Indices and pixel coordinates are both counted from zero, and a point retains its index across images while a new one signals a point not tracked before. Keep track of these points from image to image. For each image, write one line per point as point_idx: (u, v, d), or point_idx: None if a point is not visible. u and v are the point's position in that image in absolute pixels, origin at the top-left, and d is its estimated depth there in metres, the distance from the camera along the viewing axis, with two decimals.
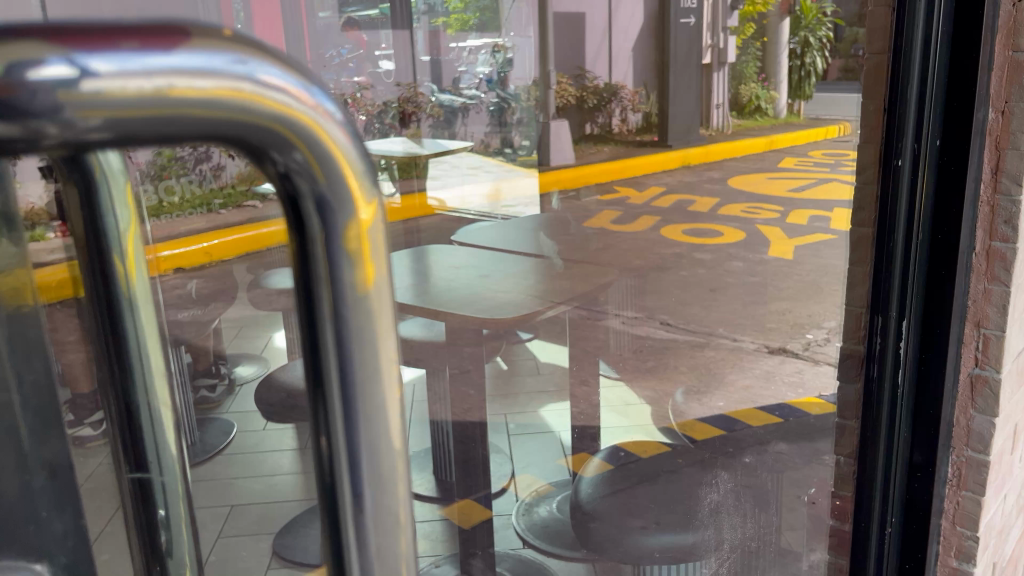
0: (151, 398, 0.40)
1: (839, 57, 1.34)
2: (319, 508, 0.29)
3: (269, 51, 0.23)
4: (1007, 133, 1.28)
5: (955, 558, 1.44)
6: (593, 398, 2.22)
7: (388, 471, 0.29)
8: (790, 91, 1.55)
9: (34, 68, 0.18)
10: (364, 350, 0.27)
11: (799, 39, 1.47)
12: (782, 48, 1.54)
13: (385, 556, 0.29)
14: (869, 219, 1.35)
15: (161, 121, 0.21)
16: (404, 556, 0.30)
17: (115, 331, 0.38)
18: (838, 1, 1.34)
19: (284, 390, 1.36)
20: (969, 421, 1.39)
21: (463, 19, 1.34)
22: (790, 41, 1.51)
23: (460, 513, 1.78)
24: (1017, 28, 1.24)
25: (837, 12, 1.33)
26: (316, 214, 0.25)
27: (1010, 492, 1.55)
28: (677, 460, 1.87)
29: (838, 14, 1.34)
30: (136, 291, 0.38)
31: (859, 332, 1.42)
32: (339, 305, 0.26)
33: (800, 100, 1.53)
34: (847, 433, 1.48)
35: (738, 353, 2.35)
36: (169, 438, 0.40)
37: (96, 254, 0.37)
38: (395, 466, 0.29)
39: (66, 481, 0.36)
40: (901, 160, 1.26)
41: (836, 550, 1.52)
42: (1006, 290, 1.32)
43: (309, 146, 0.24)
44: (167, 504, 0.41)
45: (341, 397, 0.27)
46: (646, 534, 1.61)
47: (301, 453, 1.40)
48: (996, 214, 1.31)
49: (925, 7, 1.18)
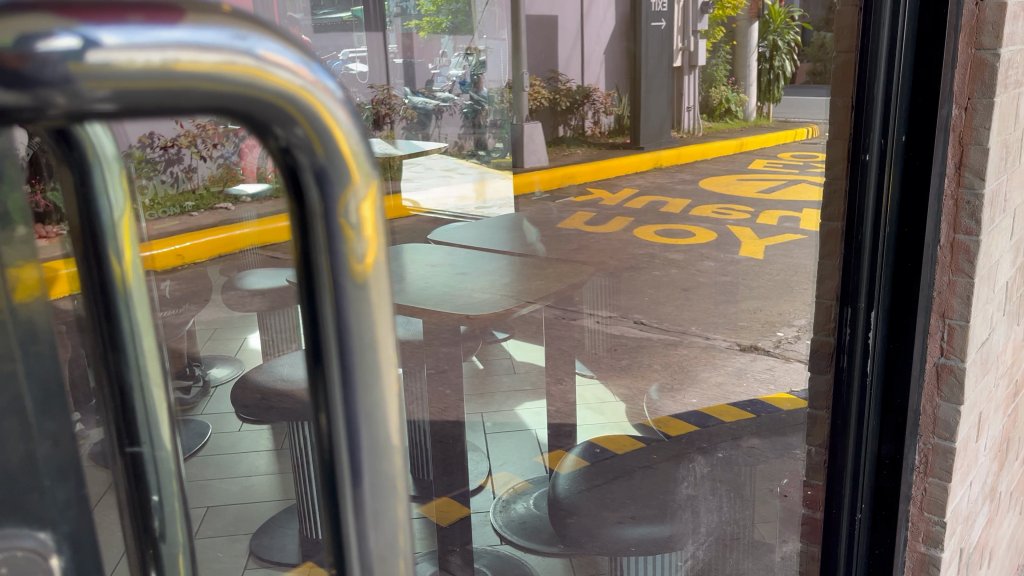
0: (144, 377, 0.37)
1: (807, 61, 1.33)
2: (319, 483, 0.29)
3: (267, 27, 0.24)
4: (970, 129, 1.32)
5: (923, 542, 1.51)
6: (569, 396, 2.22)
7: (385, 441, 0.29)
8: (759, 94, 1.58)
9: (44, 40, 0.19)
10: (361, 321, 0.27)
11: (768, 42, 1.49)
12: (751, 53, 1.56)
13: (382, 523, 0.30)
14: (838, 214, 1.39)
15: (166, 93, 0.22)
16: (401, 525, 0.30)
17: (107, 313, 0.35)
18: (805, 5, 1.36)
19: (258, 391, 1.33)
20: (935, 409, 1.44)
21: (436, 21, 1.23)
22: (760, 45, 1.53)
23: (438, 511, 1.83)
24: (980, 27, 1.29)
25: (804, 18, 1.36)
26: (315, 186, 0.26)
27: (976, 480, 1.60)
28: (653, 456, 1.87)
29: (805, 18, 1.36)
30: (133, 293, 0.36)
31: (830, 324, 1.46)
32: (337, 276, 0.27)
33: (769, 104, 1.57)
34: (818, 423, 1.53)
35: (710, 351, 2.32)
36: (161, 416, 0.37)
37: (91, 244, 0.34)
38: (392, 437, 0.29)
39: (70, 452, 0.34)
40: (868, 155, 1.30)
41: (810, 538, 1.61)
42: (971, 282, 1.37)
43: (310, 121, 0.25)
44: (160, 488, 0.38)
45: (339, 368, 0.28)
46: (622, 526, 1.62)
47: (278, 451, 1.40)
48: (960, 208, 1.36)
49: (890, 8, 1.23)
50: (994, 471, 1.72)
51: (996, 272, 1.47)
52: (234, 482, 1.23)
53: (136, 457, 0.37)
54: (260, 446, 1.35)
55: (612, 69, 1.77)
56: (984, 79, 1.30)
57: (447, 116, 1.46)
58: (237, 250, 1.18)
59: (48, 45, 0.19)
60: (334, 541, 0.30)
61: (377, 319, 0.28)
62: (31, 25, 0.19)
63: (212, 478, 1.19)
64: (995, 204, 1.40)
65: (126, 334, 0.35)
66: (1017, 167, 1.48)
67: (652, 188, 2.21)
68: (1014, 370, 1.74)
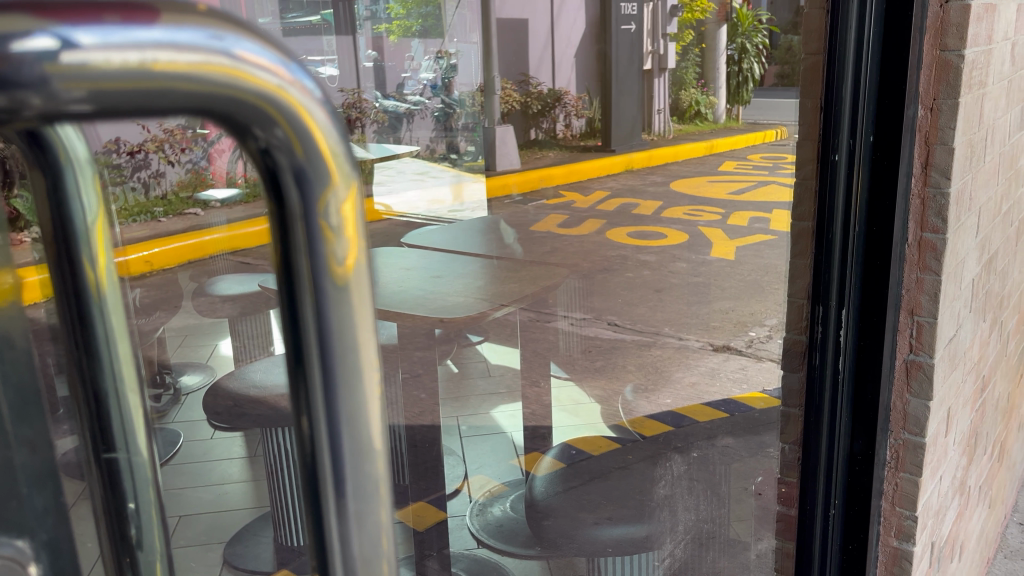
0: (119, 382, 0.36)
1: (776, 64, 1.37)
2: (301, 488, 0.29)
3: (244, 26, 0.24)
4: (936, 130, 1.34)
5: (895, 537, 1.53)
6: (544, 398, 2.27)
7: (367, 440, 0.29)
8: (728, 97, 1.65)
9: (19, 40, 0.19)
10: (343, 321, 0.27)
11: (737, 45, 1.56)
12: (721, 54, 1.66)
13: (365, 524, 0.30)
14: (809, 214, 1.41)
15: (144, 93, 0.22)
16: (383, 523, 0.30)
17: (81, 321, 0.35)
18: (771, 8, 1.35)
19: (232, 398, 1.30)
20: (905, 405, 1.46)
21: (408, 26, 1.24)
22: (729, 48, 1.55)
23: (414, 516, 1.80)
24: (944, 29, 1.31)
25: (771, 20, 1.35)
26: (294, 186, 0.26)
27: (946, 475, 1.63)
28: (626, 457, 1.87)
29: (772, 22, 1.35)
30: (108, 300, 0.35)
31: (802, 322, 1.47)
32: (318, 278, 0.27)
33: (738, 106, 1.63)
34: (792, 421, 1.54)
35: (684, 352, 2.30)
36: (137, 422, 0.37)
37: (63, 249, 0.34)
38: (374, 437, 0.29)
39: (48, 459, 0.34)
40: (838, 155, 1.33)
41: (784, 536, 1.64)
42: (937, 279, 1.39)
43: (290, 121, 0.25)
44: (136, 495, 0.37)
45: (321, 370, 0.28)
46: (599, 527, 1.65)
47: (251, 458, 1.38)
48: (927, 207, 1.38)
49: (857, 10, 1.25)
50: (963, 465, 1.75)
51: (962, 269, 1.50)
52: (207, 490, 1.20)
53: (111, 463, 0.36)
54: (233, 453, 1.32)
55: (582, 72, 1.70)
56: (949, 80, 1.32)
57: (420, 120, 1.44)
58: (206, 256, 1.15)
59: (22, 44, 0.19)
60: (318, 545, 0.29)
61: (358, 319, 0.28)
62: (11, 26, 0.19)
63: (184, 486, 1.16)
64: (960, 204, 1.42)
65: (100, 337, 0.35)
66: (981, 166, 1.51)
67: (625, 189, 2.02)
68: (981, 366, 1.77)
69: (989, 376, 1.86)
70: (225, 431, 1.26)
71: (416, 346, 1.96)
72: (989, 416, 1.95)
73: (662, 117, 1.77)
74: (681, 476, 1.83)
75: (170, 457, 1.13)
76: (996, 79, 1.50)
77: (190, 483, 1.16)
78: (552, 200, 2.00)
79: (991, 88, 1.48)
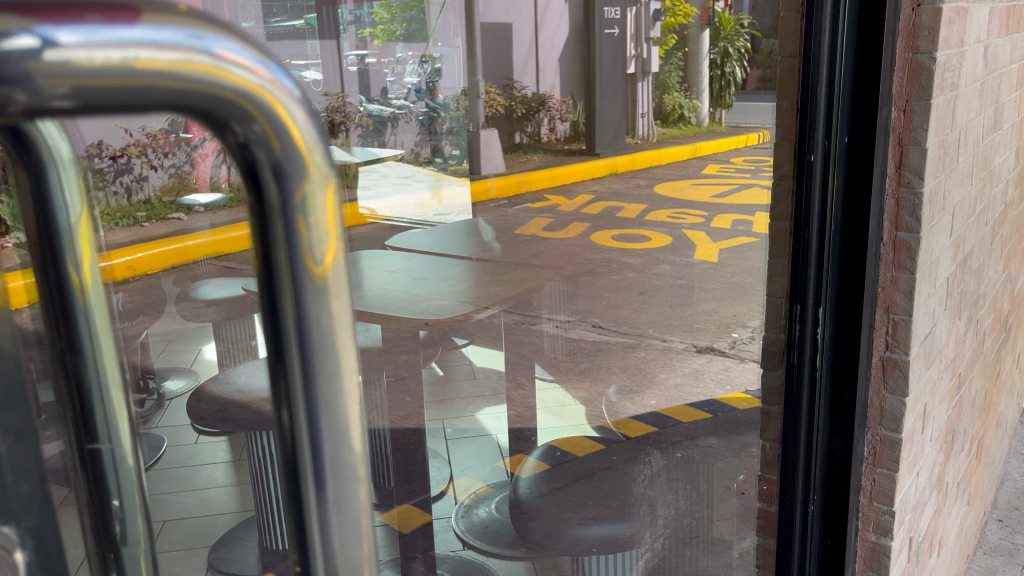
0: (103, 377, 0.37)
1: (758, 67, 1.34)
2: (281, 479, 0.30)
3: (222, 24, 0.24)
4: (909, 130, 1.37)
5: (873, 532, 1.56)
6: (530, 401, 2.16)
7: (345, 426, 0.30)
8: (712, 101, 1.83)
9: (3, 39, 0.20)
10: (320, 312, 0.28)
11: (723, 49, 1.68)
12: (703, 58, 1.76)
13: (344, 509, 0.30)
14: (786, 214, 1.44)
15: (126, 90, 0.23)
16: (363, 508, 0.31)
17: (65, 317, 0.35)
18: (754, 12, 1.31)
19: (217, 403, 1.29)
20: (882, 402, 1.49)
21: (390, 30, 1.25)
22: None
23: (400, 518, 1.73)
24: (916, 32, 1.34)
25: (752, 24, 1.33)
26: (273, 180, 0.27)
27: (923, 470, 1.65)
28: (611, 457, 1.89)
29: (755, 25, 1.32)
30: (91, 300, 0.36)
31: (780, 321, 1.50)
32: (297, 272, 0.28)
33: (721, 109, 1.83)
34: (772, 419, 1.57)
35: (667, 353, 2.18)
36: (121, 418, 0.38)
37: (47, 247, 0.34)
38: (352, 423, 0.30)
39: (31, 445, 0.38)
40: (813, 155, 1.35)
41: (765, 532, 1.66)
42: (912, 277, 1.42)
43: (268, 118, 0.26)
44: (121, 491, 0.38)
45: (300, 360, 0.28)
46: (582, 527, 1.84)
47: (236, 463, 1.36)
48: (901, 207, 1.40)
49: (830, 19, 1.29)
50: (940, 461, 1.77)
51: (936, 268, 1.53)
52: (190, 495, 1.20)
53: (96, 457, 0.37)
54: (217, 458, 1.30)
55: (565, 77, 1.66)
56: (922, 81, 1.34)
57: (403, 123, 1.45)
58: (191, 260, 1.15)
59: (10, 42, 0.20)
60: (297, 533, 0.30)
61: (335, 309, 0.28)
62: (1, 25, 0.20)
63: (170, 490, 1.16)
64: (934, 203, 1.45)
65: (83, 330, 0.36)
66: (955, 166, 1.54)
67: (609, 194, 1.92)
68: (957, 363, 1.80)
69: (965, 373, 1.89)
70: (210, 436, 1.26)
71: (401, 349, 1.91)
72: (966, 413, 1.97)
73: (645, 120, 1.78)
74: (660, 472, 1.91)
75: (152, 463, 1.13)
76: (968, 81, 1.52)
77: (176, 487, 1.17)
78: (536, 204, 1.89)
79: (963, 90, 1.50)
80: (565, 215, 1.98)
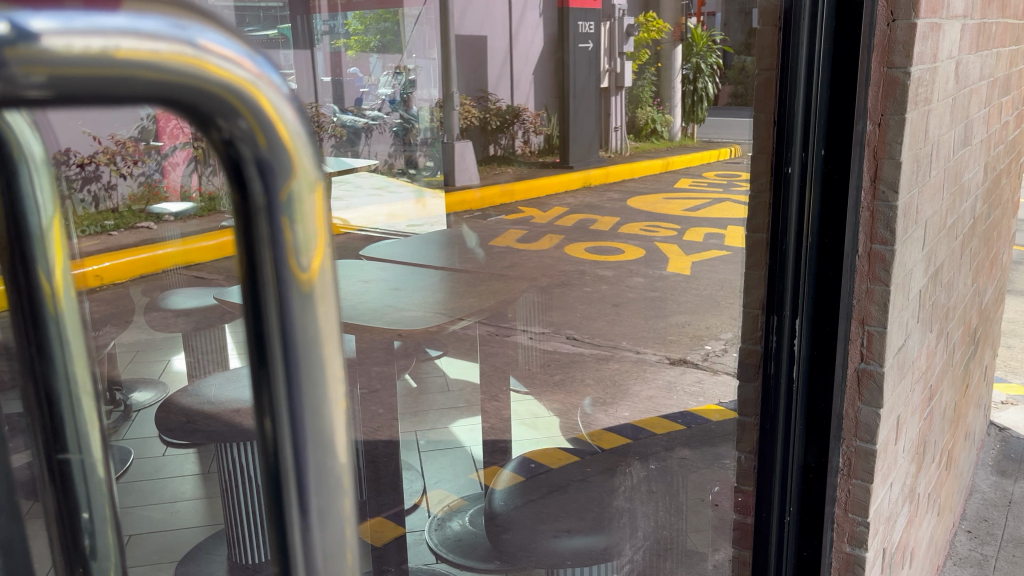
0: (74, 387, 0.36)
1: (729, 84, 1.39)
2: (261, 490, 0.29)
3: (207, 15, 0.24)
4: (884, 144, 1.38)
5: (848, 543, 1.57)
6: (503, 413, 2.15)
7: (330, 432, 0.29)
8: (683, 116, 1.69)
9: None
10: (304, 315, 0.27)
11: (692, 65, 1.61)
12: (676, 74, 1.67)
13: (328, 519, 0.29)
14: (763, 226, 1.45)
15: (102, 80, 0.22)
16: (346, 516, 0.30)
17: (34, 324, 0.34)
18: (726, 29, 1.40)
19: (185, 414, 1.25)
20: (857, 413, 1.50)
21: (364, 41, 1.24)
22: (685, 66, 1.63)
23: (371, 532, 1.68)
24: (891, 47, 1.36)
25: (724, 41, 1.37)
26: (258, 178, 0.26)
27: (895, 481, 1.66)
28: (585, 469, 1.93)
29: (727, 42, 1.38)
30: (63, 310, 0.35)
31: (757, 333, 1.51)
32: (282, 275, 0.27)
33: (694, 124, 1.69)
34: (747, 430, 1.57)
35: (641, 366, 2.25)
36: (91, 427, 0.37)
37: (16, 249, 0.33)
38: (336, 429, 0.29)
39: None
40: (790, 168, 1.37)
41: (741, 544, 1.67)
42: (887, 289, 1.43)
43: (253, 112, 0.25)
44: (90, 503, 0.36)
45: (284, 364, 0.27)
46: (557, 539, 1.82)
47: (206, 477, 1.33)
48: (876, 220, 1.42)
49: (808, 29, 1.31)
50: (912, 473, 1.79)
51: (909, 281, 1.55)
52: (157, 509, 1.17)
53: (65, 469, 0.36)
54: (185, 471, 1.27)
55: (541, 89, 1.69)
56: (897, 95, 1.36)
57: (377, 134, 1.41)
58: (160, 270, 1.14)
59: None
60: (278, 545, 0.29)
61: (320, 313, 0.28)
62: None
63: (138, 503, 1.14)
64: (908, 216, 1.47)
65: (53, 338, 0.35)
66: (928, 180, 1.56)
67: (583, 207, 1.94)
68: (928, 375, 1.82)
69: (936, 385, 1.92)
70: (178, 447, 1.24)
71: (374, 361, 1.83)
72: (937, 425, 2.00)
73: (618, 133, 1.76)
74: (640, 483, 1.92)
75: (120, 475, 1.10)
76: (941, 96, 1.55)
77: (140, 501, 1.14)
78: (511, 215, 1.91)
79: (936, 105, 1.53)
80: (539, 227, 2.01)
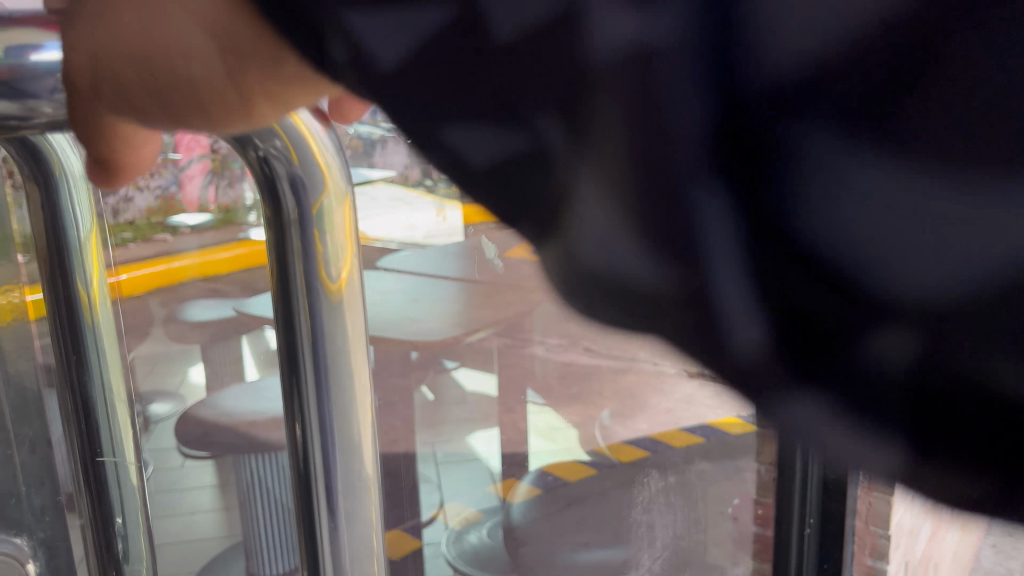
0: (108, 392, 0.36)
1: None
2: (293, 495, 0.29)
3: None
4: None
5: (869, 556, 1.49)
6: (521, 425, 2.12)
7: (359, 439, 0.29)
8: None
9: (33, 51, 0.22)
10: (333, 323, 0.28)
11: None
12: None
13: (356, 525, 0.30)
14: None
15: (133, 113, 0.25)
16: (374, 521, 0.30)
17: (71, 331, 0.35)
18: None
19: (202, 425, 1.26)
20: None
21: None
22: None
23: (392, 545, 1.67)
24: None
25: None
26: (290, 193, 0.27)
27: None
28: (603, 482, 1.93)
29: None
30: (99, 316, 0.35)
31: None
32: (312, 288, 0.27)
33: None
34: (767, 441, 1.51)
35: None
36: (125, 433, 0.37)
37: (56, 260, 0.34)
38: (364, 436, 0.29)
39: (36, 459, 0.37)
40: None
41: (761, 557, 1.63)
42: None
43: (287, 132, 0.26)
44: (124, 510, 0.37)
45: (314, 371, 0.28)
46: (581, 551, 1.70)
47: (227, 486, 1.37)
48: None
49: None
50: None
51: None
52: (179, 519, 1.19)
53: (101, 472, 0.36)
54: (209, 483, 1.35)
55: None
56: None
57: None
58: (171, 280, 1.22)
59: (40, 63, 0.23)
60: (310, 547, 0.30)
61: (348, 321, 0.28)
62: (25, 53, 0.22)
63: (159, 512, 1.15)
64: None
65: (89, 345, 0.35)
66: None
67: None
68: None
69: None
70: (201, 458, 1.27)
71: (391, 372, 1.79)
72: None
73: None
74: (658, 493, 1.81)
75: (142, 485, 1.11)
76: None
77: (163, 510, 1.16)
78: None
79: None
80: None
